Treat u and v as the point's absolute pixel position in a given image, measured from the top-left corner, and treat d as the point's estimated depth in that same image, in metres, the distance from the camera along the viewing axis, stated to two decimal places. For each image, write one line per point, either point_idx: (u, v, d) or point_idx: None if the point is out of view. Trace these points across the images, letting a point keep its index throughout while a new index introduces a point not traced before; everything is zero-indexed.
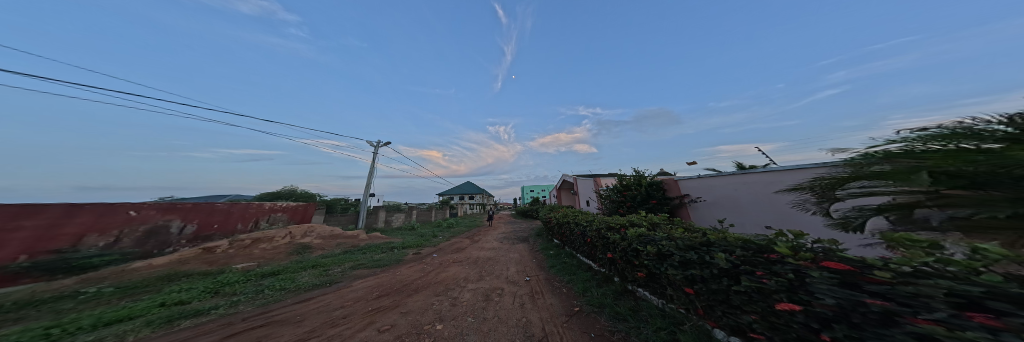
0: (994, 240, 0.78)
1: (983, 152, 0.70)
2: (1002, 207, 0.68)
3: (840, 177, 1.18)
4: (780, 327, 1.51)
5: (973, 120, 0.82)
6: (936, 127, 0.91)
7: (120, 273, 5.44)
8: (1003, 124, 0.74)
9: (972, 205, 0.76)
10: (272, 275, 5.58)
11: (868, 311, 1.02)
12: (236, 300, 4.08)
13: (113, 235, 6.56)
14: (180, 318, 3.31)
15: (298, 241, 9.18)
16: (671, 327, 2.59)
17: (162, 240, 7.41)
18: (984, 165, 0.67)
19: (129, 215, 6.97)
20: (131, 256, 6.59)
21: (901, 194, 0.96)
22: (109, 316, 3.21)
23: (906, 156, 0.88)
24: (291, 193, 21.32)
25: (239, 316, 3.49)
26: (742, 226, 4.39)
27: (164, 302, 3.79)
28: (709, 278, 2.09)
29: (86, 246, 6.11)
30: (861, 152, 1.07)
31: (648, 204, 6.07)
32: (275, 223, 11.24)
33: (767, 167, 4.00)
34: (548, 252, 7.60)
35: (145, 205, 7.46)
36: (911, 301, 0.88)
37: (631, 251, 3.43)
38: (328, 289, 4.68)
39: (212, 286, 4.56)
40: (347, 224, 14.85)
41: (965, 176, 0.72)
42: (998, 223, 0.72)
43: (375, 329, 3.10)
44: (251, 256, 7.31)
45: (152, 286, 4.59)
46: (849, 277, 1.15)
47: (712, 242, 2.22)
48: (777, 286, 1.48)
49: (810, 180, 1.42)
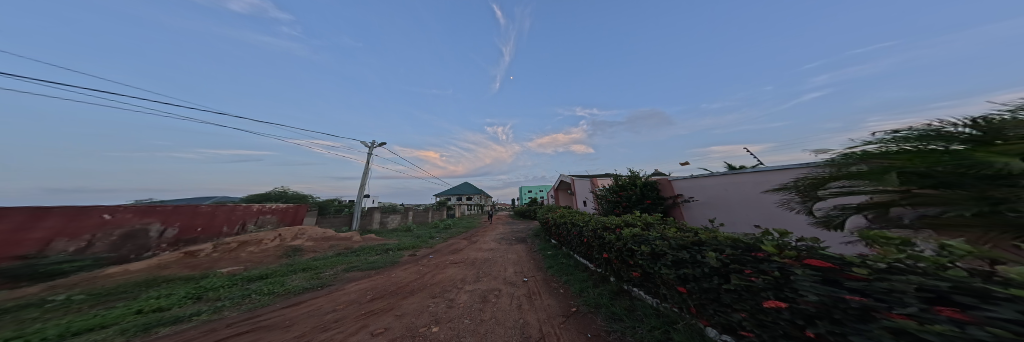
0: (962, 237, 0.80)
1: (948, 152, 0.73)
2: (968, 205, 0.70)
3: (822, 177, 1.21)
4: (768, 325, 1.54)
5: (943, 122, 0.85)
6: (909, 129, 0.94)
7: (95, 279, 5.18)
8: (969, 127, 0.78)
9: (944, 204, 0.78)
10: (260, 279, 5.42)
11: (848, 307, 1.03)
12: (219, 305, 3.94)
13: (84, 240, 6.28)
14: (158, 326, 3.17)
15: (288, 243, 8.95)
16: (665, 326, 2.62)
17: (141, 244, 7.11)
18: (951, 165, 0.70)
19: (103, 218, 6.66)
20: (105, 261, 6.29)
21: (877, 193, 0.98)
22: (80, 325, 3.05)
23: (880, 157, 0.91)
24: (282, 195, 20.88)
25: (223, 322, 3.38)
26: (732, 225, 4.48)
27: (142, 308, 3.65)
28: (701, 277, 2.11)
29: (55, 252, 5.88)
30: (840, 152, 1.10)
31: (643, 204, 6.12)
32: (264, 226, 10.95)
33: (755, 167, 4.09)
34: (546, 252, 7.59)
35: (120, 208, 7.12)
36: (886, 296, 0.91)
37: (626, 251, 3.45)
38: (319, 293, 4.57)
39: (194, 292, 4.40)
40: (341, 226, 14.62)
41: (933, 176, 0.76)
42: (965, 221, 0.75)
43: (368, 332, 3.05)
44: (238, 260, 7.11)
45: (128, 293, 4.41)
46: (830, 274, 1.18)
47: (704, 241, 2.24)
48: (765, 284, 1.50)
49: (793, 179, 1.46)
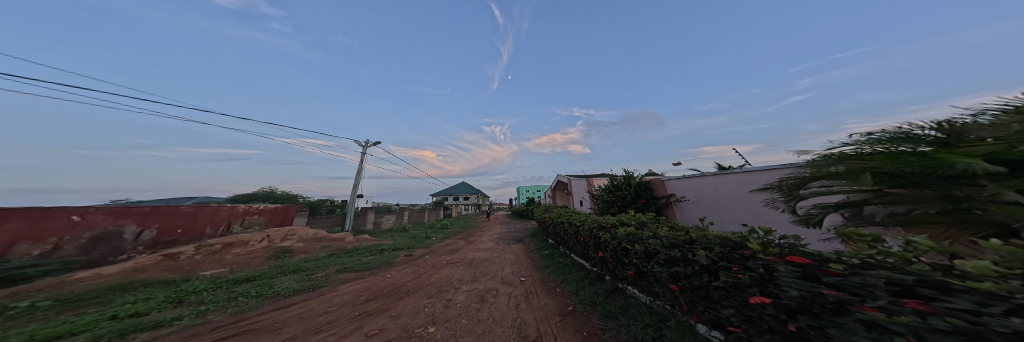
0: (925, 233, 0.83)
1: (916, 153, 0.76)
2: (935, 204, 0.72)
3: (804, 177, 1.23)
4: (754, 320, 1.58)
5: (912, 125, 0.87)
6: (881, 131, 0.97)
7: (63, 284, 4.92)
8: (935, 130, 0.81)
9: (909, 203, 0.82)
10: (247, 281, 5.28)
11: (826, 301, 1.06)
12: (204, 308, 3.81)
13: (51, 243, 6.04)
14: (137, 331, 3.06)
15: (277, 244, 8.71)
16: (658, 323, 2.66)
17: (114, 247, 6.83)
18: (919, 166, 0.72)
19: (71, 220, 6.40)
20: (75, 265, 6.02)
21: (853, 192, 1.01)
22: (48, 332, 2.88)
23: (856, 158, 0.94)
24: (269, 196, 20.38)
25: (208, 326, 3.27)
26: (722, 223, 4.58)
27: (117, 314, 3.50)
28: (692, 275, 2.13)
29: (18, 256, 5.62)
30: (821, 153, 1.12)
31: (637, 204, 6.20)
32: (252, 227, 10.61)
33: (744, 167, 4.19)
34: (543, 252, 7.62)
35: (93, 210, 6.86)
36: (859, 290, 0.92)
37: (622, 250, 3.47)
38: (311, 294, 4.48)
39: (175, 296, 4.26)
40: (333, 226, 14.35)
41: (902, 176, 0.78)
42: (930, 218, 0.77)
43: (361, 334, 3.00)
44: (222, 262, 6.90)
45: (100, 298, 4.22)
46: (810, 270, 1.19)
47: (695, 239, 2.26)
48: (750, 280, 1.53)
49: (777, 179, 1.49)
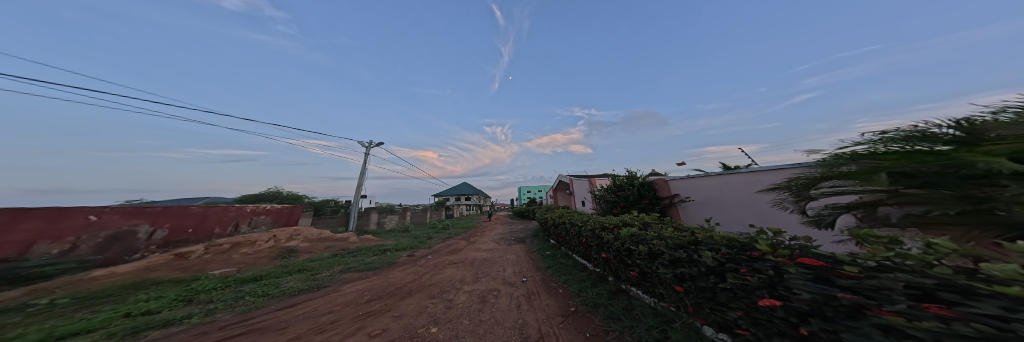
0: (943, 235, 0.81)
1: (933, 152, 0.74)
2: (953, 205, 0.71)
3: (814, 177, 1.22)
4: (763, 323, 1.56)
5: (928, 124, 0.86)
6: (894, 130, 0.95)
7: (78, 283, 5.05)
8: (953, 128, 0.79)
9: (926, 203, 0.80)
10: (253, 280, 5.37)
11: (839, 304, 1.04)
12: (212, 307, 3.88)
13: (68, 242, 6.19)
14: (148, 329, 3.12)
15: (282, 244, 8.82)
16: (662, 325, 2.63)
17: (128, 246, 6.98)
18: (938, 166, 0.70)
19: (88, 220, 6.55)
20: (89, 264, 6.17)
21: (865, 192, 0.99)
22: (63, 330, 2.95)
23: (869, 157, 0.92)
24: (275, 196, 20.69)
25: (216, 325, 3.33)
26: (727, 224, 4.52)
27: (129, 312, 3.57)
28: (697, 276, 2.11)
29: (36, 254, 5.79)
30: (832, 152, 1.10)
31: (640, 204, 6.16)
32: (258, 227, 10.76)
33: (750, 168, 4.14)
34: (545, 252, 7.61)
35: (107, 210, 7.02)
36: (875, 294, 0.91)
37: (625, 250, 3.44)
38: (315, 294, 4.52)
39: (184, 294, 4.34)
40: (336, 226, 14.49)
41: (919, 176, 0.77)
42: (948, 219, 0.76)
43: (366, 333, 3.02)
44: (230, 261, 7.02)
45: (113, 297, 4.32)
46: (822, 273, 1.17)
47: (700, 240, 2.23)
48: (759, 283, 1.51)
49: (785, 179, 1.47)
